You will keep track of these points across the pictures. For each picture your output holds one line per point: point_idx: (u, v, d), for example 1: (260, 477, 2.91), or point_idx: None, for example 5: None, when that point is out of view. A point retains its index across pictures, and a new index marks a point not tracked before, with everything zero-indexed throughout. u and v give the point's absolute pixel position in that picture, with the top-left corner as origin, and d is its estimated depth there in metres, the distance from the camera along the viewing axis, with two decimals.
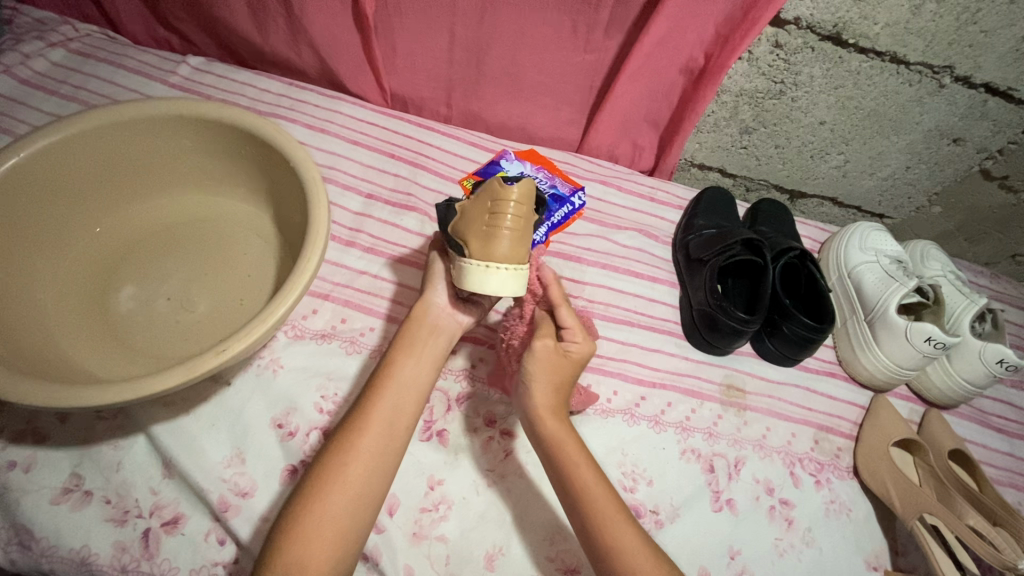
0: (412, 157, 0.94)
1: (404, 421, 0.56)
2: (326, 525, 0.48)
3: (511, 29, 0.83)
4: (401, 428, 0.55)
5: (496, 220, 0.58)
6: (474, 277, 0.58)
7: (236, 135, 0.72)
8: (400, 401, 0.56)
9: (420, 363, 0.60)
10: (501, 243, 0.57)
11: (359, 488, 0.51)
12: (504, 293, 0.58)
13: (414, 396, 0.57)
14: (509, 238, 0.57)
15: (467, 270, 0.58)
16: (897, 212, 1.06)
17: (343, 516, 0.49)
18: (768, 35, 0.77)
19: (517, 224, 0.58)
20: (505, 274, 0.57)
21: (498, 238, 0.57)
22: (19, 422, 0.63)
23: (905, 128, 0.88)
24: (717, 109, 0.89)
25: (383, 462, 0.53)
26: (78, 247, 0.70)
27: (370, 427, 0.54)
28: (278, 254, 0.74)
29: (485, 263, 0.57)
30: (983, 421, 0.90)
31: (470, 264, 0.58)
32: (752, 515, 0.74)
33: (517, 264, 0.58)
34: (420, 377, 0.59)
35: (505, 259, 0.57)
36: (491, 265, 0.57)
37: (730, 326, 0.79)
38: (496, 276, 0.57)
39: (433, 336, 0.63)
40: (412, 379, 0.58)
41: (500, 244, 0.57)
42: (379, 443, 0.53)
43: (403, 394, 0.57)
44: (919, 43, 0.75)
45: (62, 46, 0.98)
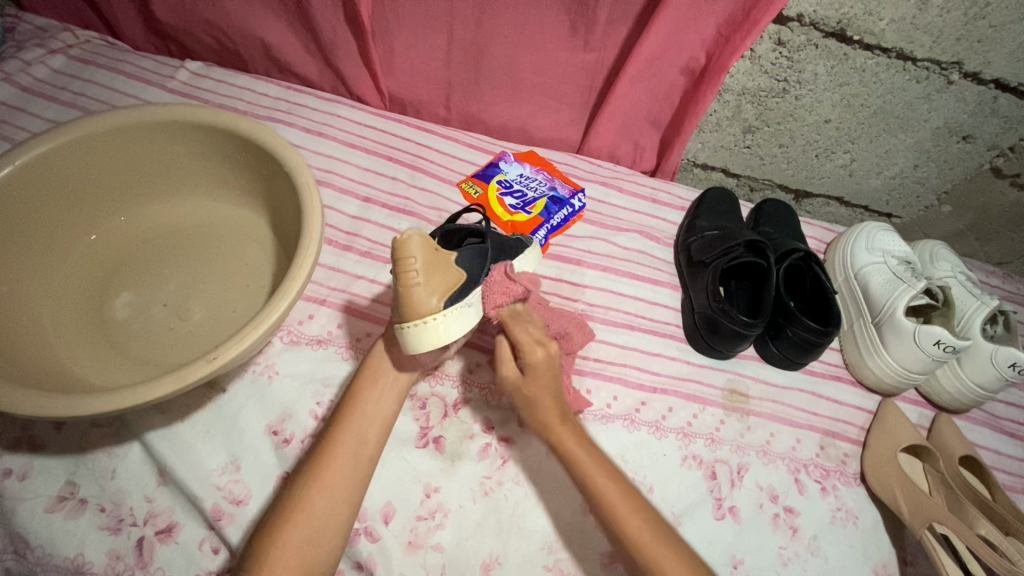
0: (410, 161, 0.93)
1: (365, 451, 0.58)
2: (291, 554, 0.50)
3: (508, 29, 0.82)
4: (363, 457, 0.58)
5: (405, 277, 0.55)
6: (410, 340, 0.57)
7: (230, 139, 0.71)
8: (362, 432, 0.59)
9: (381, 394, 0.62)
10: (418, 298, 0.56)
11: (321, 518, 0.53)
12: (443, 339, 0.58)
13: (375, 424, 0.60)
14: (422, 291, 0.56)
15: (403, 333, 0.57)
16: (905, 211, 1.04)
17: (310, 546, 0.51)
18: (771, 33, 0.76)
19: (428, 273, 0.56)
20: (439, 323, 0.57)
21: (414, 294, 0.56)
22: (15, 430, 0.63)
23: (912, 126, 0.86)
24: (719, 108, 0.88)
25: (345, 493, 0.55)
26: (75, 254, 0.70)
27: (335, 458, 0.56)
28: (274, 259, 0.74)
29: (412, 323, 0.57)
30: (995, 425, 0.88)
31: (403, 327, 0.57)
32: (755, 523, 0.73)
33: (443, 309, 0.57)
34: (380, 407, 0.62)
35: (430, 308, 0.57)
36: (423, 322, 0.56)
37: (732, 329, 0.77)
38: (427, 333, 0.57)
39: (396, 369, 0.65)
40: (374, 410, 0.61)
41: (420, 301, 0.56)
42: (342, 473, 0.56)
43: (365, 423, 0.60)
44: (926, 39, 0.73)
45: (62, 53, 0.98)
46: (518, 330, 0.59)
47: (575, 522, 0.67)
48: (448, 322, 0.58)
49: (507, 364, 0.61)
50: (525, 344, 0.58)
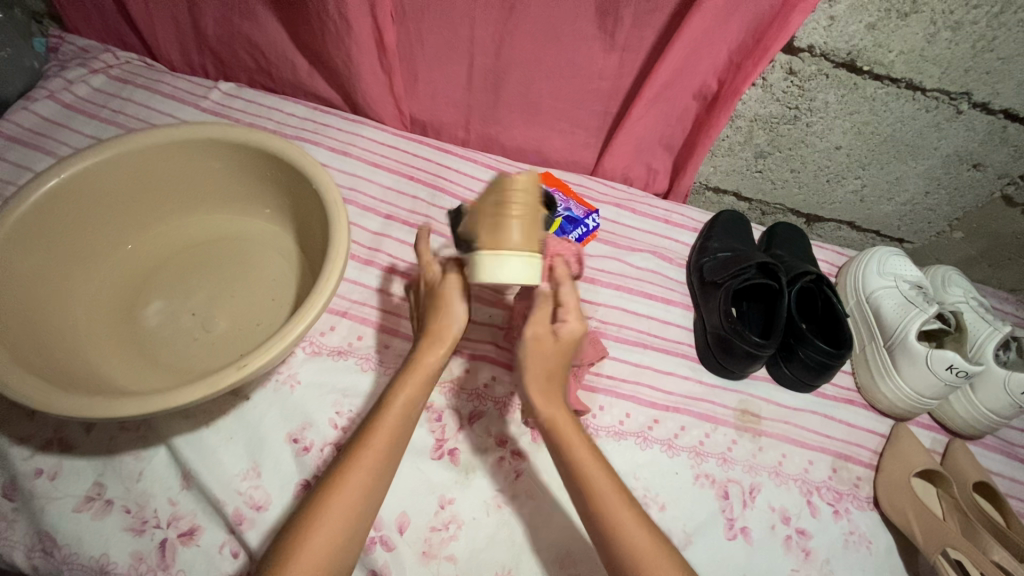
0: (430, 180, 0.96)
1: (396, 453, 0.55)
2: (313, 557, 0.47)
3: (527, 58, 0.86)
4: (392, 459, 0.55)
5: (505, 207, 0.55)
6: (488, 268, 0.55)
7: (263, 157, 0.74)
8: (397, 433, 0.55)
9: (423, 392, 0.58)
10: (512, 230, 0.55)
11: (346, 520, 0.50)
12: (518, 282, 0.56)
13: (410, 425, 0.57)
14: (518, 224, 0.55)
15: (483, 258, 0.55)
16: (917, 237, 1.05)
17: (333, 549, 0.48)
18: (782, 62, 0.78)
19: (525, 211, 0.55)
20: (519, 259, 0.55)
21: (506, 226, 0.55)
22: (48, 431, 0.65)
23: (923, 153, 0.88)
24: (731, 133, 0.90)
25: (371, 497, 0.52)
26: (112, 264, 0.73)
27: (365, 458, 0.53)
28: (299, 272, 0.76)
29: (494, 251, 0.55)
30: (1010, 452, 0.87)
31: (484, 253, 0.55)
32: (768, 545, 0.73)
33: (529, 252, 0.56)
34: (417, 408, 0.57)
35: (523, 243, 0.55)
36: (510, 254, 0.55)
37: (745, 350, 0.78)
38: (509, 268, 0.55)
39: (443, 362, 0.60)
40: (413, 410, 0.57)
41: (514, 228, 0.55)
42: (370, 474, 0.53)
43: (405, 422, 0.56)
44: (935, 70, 0.76)
45: (103, 73, 1.03)
46: (572, 293, 0.60)
47: (587, 538, 0.68)
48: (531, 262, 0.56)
49: (540, 325, 0.60)
50: (571, 314, 0.60)
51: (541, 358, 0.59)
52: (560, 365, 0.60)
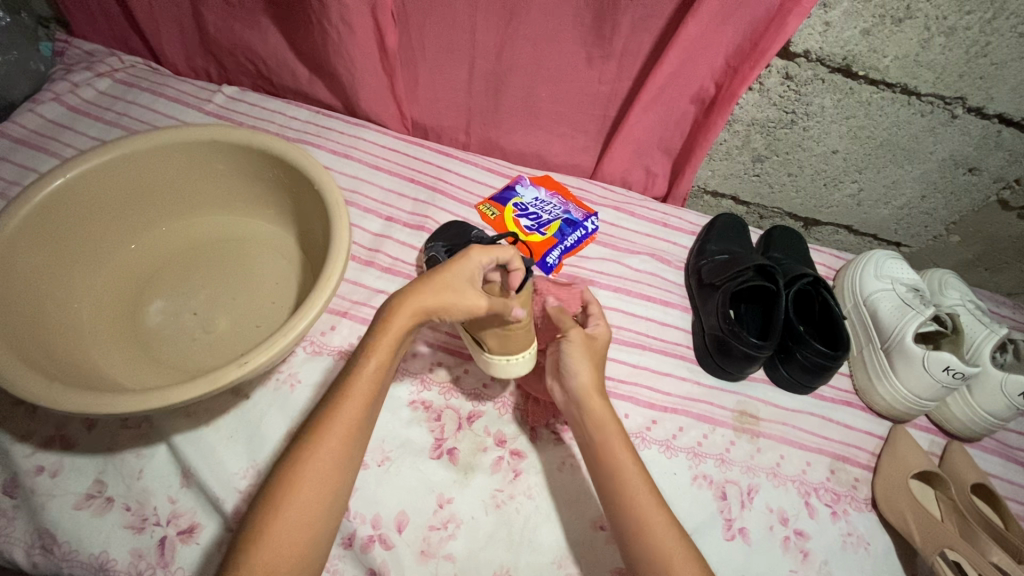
0: (430, 182, 0.97)
1: (369, 421, 0.54)
2: (293, 533, 0.48)
3: (527, 63, 0.87)
4: (365, 427, 0.54)
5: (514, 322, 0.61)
6: (500, 369, 0.65)
7: (265, 158, 0.75)
8: (369, 401, 0.54)
9: (394, 359, 0.55)
10: (518, 340, 0.63)
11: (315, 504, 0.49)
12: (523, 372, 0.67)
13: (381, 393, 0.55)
14: (523, 335, 0.63)
15: (499, 362, 0.65)
16: (913, 240, 1.06)
17: (314, 523, 0.49)
18: (778, 67, 0.80)
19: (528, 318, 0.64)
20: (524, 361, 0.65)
21: (513, 338, 0.63)
22: (49, 428, 0.66)
23: (918, 157, 0.89)
24: (729, 137, 0.91)
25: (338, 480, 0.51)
26: (115, 263, 0.74)
27: (336, 428, 0.51)
28: (300, 273, 0.77)
29: (506, 358, 0.64)
30: (1008, 455, 0.87)
31: (497, 359, 0.65)
32: (765, 545, 0.73)
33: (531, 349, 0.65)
34: (386, 374, 0.55)
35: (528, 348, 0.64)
36: (517, 358, 0.64)
37: (742, 351, 0.79)
38: (519, 368, 0.65)
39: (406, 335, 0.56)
40: (384, 377, 0.55)
41: (519, 340, 0.63)
42: (342, 446, 0.51)
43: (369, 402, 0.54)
44: (930, 75, 0.77)
45: (108, 76, 1.05)
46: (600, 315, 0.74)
47: (586, 538, 0.68)
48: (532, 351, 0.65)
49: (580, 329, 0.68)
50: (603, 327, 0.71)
51: (584, 349, 0.66)
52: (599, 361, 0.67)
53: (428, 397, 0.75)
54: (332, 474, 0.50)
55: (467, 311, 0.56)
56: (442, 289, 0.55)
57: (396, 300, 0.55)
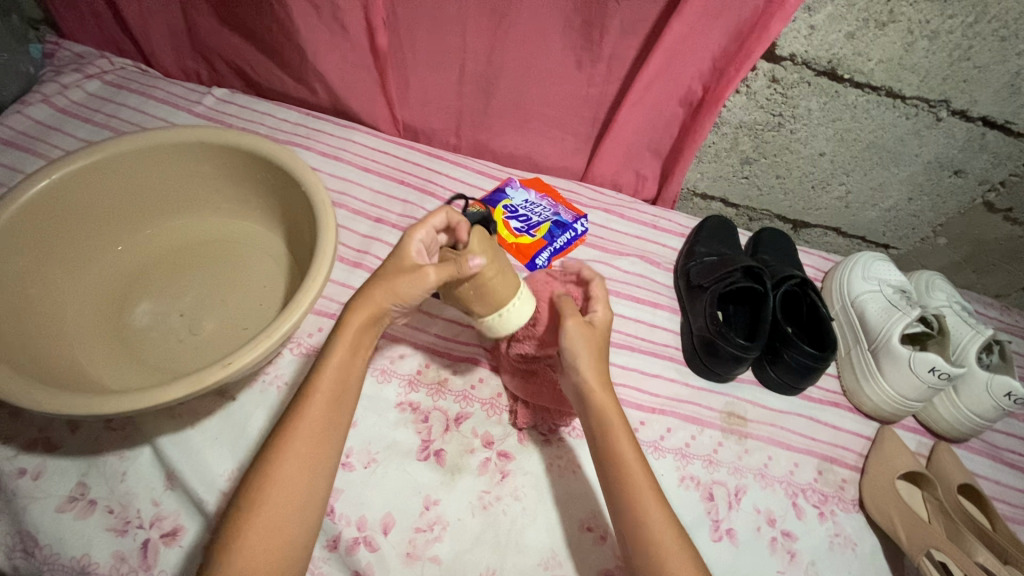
0: (420, 184, 0.97)
1: (340, 419, 0.54)
2: (267, 537, 0.47)
3: (517, 66, 0.87)
4: (337, 426, 0.53)
5: (478, 274, 0.56)
6: (497, 328, 0.60)
7: (253, 159, 0.75)
8: (336, 400, 0.53)
9: (358, 356, 0.55)
10: (495, 288, 0.57)
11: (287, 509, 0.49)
12: (524, 321, 0.60)
13: (350, 391, 0.55)
14: (498, 282, 0.57)
15: (491, 322, 0.59)
16: (901, 242, 1.06)
17: (288, 525, 0.49)
18: (765, 70, 0.80)
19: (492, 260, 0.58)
20: (513, 309, 0.59)
21: (489, 290, 0.57)
22: (32, 431, 0.65)
23: (904, 160, 0.90)
24: (718, 140, 0.92)
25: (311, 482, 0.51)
26: (101, 265, 0.73)
27: (305, 428, 0.51)
28: (287, 274, 0.77)
29: (496, 313, 0.59)
30: (995, 455, 0.88)
31: (485, 319, 0.59)
32: (752, 546, 0.73)
33: (517, 292, 0.59)
34: (353, 373, 0.55)
35: (511, 295, 0.59)
36: (504, 310, 0.58)
37: (730, 352, 0.79)
38: (513, 320, 0.59)
39: (374, 326, 0.57)
40: (350, 374, 0.54)
41: (497, 287, 0.57)
42: (311, 446, 0.51)
43: (338, 402, 0.53)
44: (913, 78, 0.77)
45: (98, 78, 1.05)
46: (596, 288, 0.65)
47: (572, 539, 0.68)
48: (528, 298, 0.60)
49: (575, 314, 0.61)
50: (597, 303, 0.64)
51: (585, 340, 0.60)
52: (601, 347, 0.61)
53: (416, 399, 0.75)
54: (302, 475, 0.50)
55: (417, 293, 0.55)
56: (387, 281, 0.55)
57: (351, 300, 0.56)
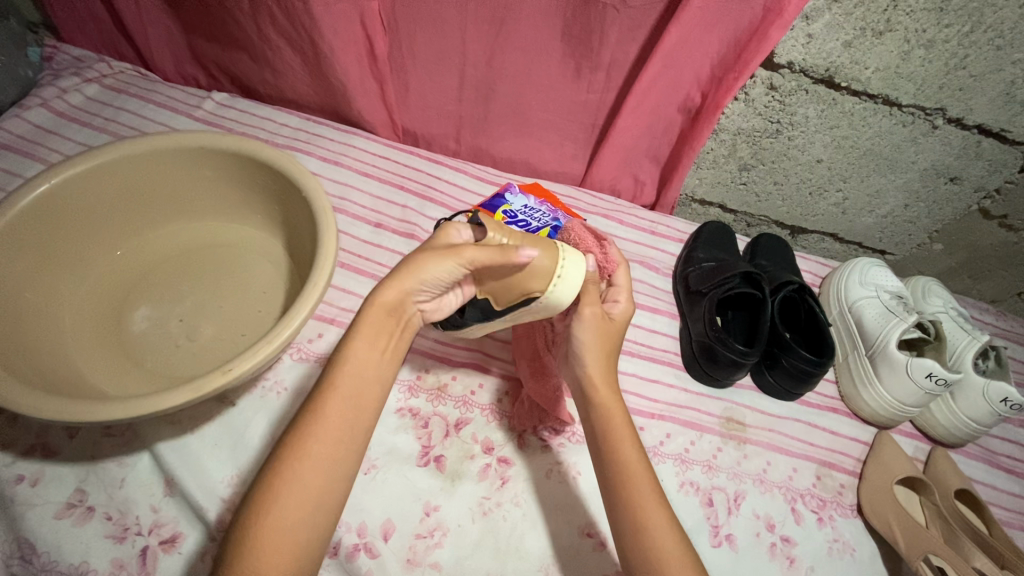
0: (420, 190, 0.98)
1: (361, 416, 0.51)
2: (278, 539, 0.45)
3: (516, 72, 0.88)
4: (358, 423, 0.51)
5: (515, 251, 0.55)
6: (556, 298, 0.57)
7: (254, 164, 0.75)
8: (358, 396, 0.51)
9: (382, 346, 0.54)
10: (539, 257, 0.56)
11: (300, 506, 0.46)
12: (581, 279, 0.58)
13: (373, 386, 0.53)
14: (540, 252, 0.56)
15: (549, 294, 0.57)
16: (898, 248, 1.07)
17: (300, 527, 0.46)
18: (763, 78, 0.81)
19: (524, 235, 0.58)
20: (565, 270, 0.57)
21: (533, 261, 0.56)
22: (30, 437, 0.65)
23: (901, 167, 0.90)
24: (716, 146, 0.92)
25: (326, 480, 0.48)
26: (100, 269, 0.73)
27: (324, 423, 0.49)
28: (287, 279, 0.77)
29: (549, 284, 0.56)
30: (991, 461, 0.88)
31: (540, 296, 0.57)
32: (752, 551, 0.73)
33: (564, 254, 0.57)
34: (377, 366, 0.53)
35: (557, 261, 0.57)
36: (558, 275, 0.57)
37: (729, 358, 0.79)
38: (568, 284, 0.57)
39: (397, 314, 0.55)
40: (372, 368, 0.53)
41: (540, 256, 0.56)
42: (331, 442, 0.49)
43: (359, 395, 0.51)
44: (910, 86, 0.78)
45: (96, 82, 1.04)
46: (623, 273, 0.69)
47: (573, 545, 0.68)
48: (575, 255, 0.58)
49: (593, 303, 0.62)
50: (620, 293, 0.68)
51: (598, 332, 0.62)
52: (614, 340, 0.64)
53: (416, 404, 0.75)
54: (319, 472, 0.47)
55: (455, 268, 0.54)
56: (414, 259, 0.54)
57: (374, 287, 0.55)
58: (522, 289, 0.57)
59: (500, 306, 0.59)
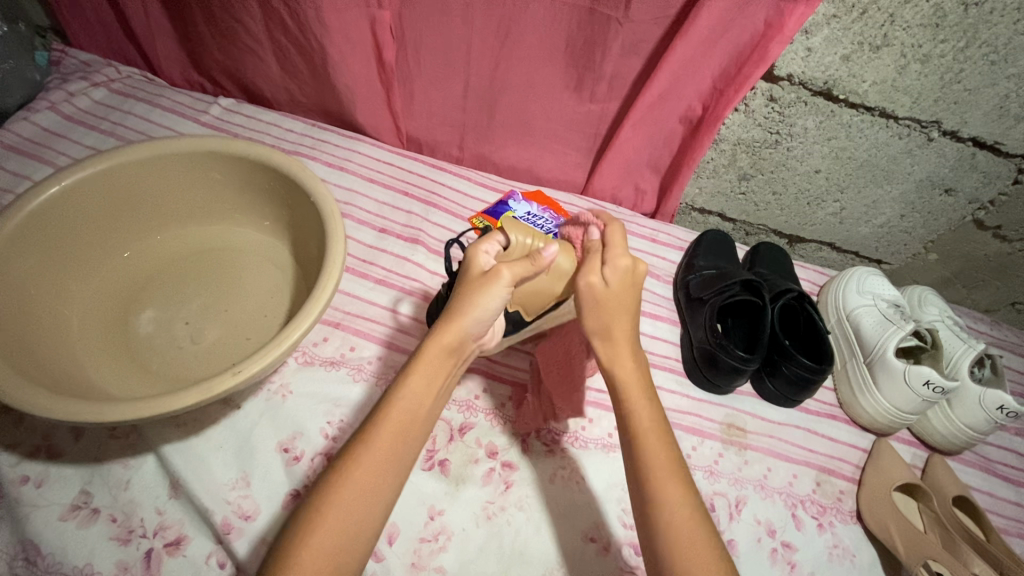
0: (424, 196, 0.98)
1: (411, 448, 0.51)
2: (321, 563, 0.44)
3: (520, 81, 0.89)
4: (406, 455, 0.50)
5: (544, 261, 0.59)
6: None
7: (263, 170, 0.76)
8: (410, 427, 0.51)
9: (433, 386, 0.53)
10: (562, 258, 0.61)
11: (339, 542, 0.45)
12: None
13: (422, 426, 0.52)
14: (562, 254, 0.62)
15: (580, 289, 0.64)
16: (894, 258, 1.09)
17: (341, 553, 0.45)
18: (763, 90, 0.83)
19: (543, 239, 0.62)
20: None
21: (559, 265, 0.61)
22: (36, 438, 0.65)
23: (897, 178, 0.92)
24: (716, 156, 0.94)
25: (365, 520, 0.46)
26: (106, 271, 0.74)
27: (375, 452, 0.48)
28: (293, 283, 0.78)
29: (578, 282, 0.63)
30: (988, 468, 0.89)
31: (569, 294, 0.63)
32: (753, 556, 0.74)
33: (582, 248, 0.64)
34: (425, 406, 0.52)
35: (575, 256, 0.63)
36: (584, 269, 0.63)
37: (729, 364, 0.80)
38: None
39: (455, 355, 0.55)
40: (423, 407, 0.52)
41: (563, 257, 0.61)
42: (376, 479, 0.48)
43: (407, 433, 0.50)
44: (906, 100, 0.80)
45: (104, 86, 1.05)
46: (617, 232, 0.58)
47: (576, 550, 0.68)
48: None
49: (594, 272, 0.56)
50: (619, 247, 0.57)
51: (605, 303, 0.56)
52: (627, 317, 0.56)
53: None
54: (362, 508, 0.46)
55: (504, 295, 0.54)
56: (464, 300, 0.54)
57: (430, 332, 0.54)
58: (554, 295, 0.63)
59: (530, 314, 0.66)
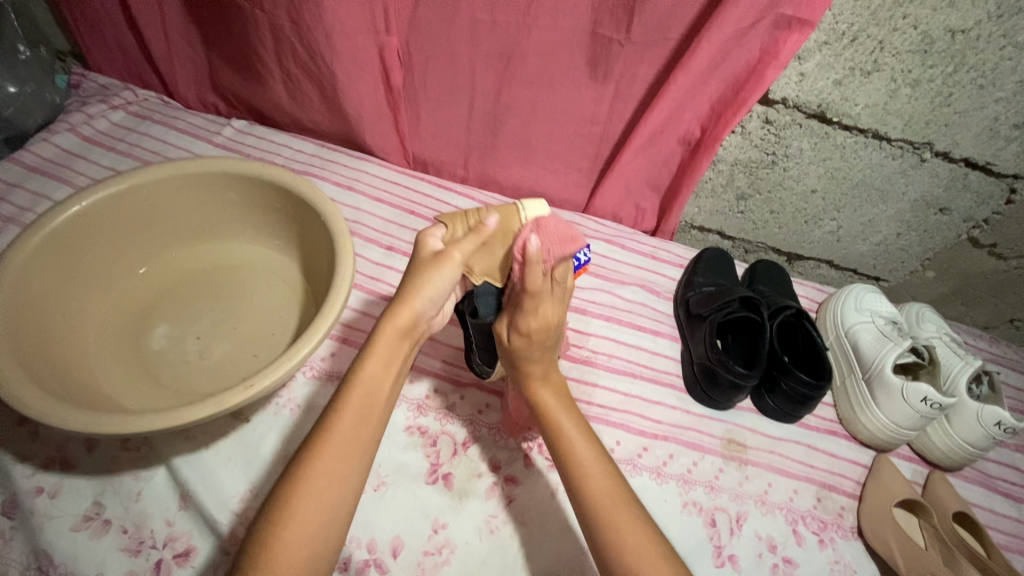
0: (430, 214, 1.01)
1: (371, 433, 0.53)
2: (295, 543, 0.46)
3: (524, 105, 0.92)
4: (366, 440, 0.53)
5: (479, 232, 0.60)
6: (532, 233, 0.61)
7: (276, 191, 0.79)
8: (368, 414, 0.53)
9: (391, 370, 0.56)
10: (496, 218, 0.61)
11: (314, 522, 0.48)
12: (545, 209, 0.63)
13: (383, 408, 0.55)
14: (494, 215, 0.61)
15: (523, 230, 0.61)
16: (891, 275, 1.10)
17: (311, 537, 0.47)
18: (759, 113, 0.85)
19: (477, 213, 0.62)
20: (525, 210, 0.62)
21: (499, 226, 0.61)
22: (51, 450, 0.67)
23: (892, 197, 0.94)
24: (714, 176, 0.97)
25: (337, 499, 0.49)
26: (123, 287, 0.76)
27: (338, 438, 0.51)
28: (302, 300, 0.80)
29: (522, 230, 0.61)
30: (989, 484, 0.90)
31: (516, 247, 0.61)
32: (754, 572, 0.74)
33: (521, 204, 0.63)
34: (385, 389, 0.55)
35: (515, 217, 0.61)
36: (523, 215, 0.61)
37: (729, 379, 0.81)
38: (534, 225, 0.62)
39: (408, 334, 0.58)
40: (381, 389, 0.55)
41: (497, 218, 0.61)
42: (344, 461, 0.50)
43: (370, 416, 0.53)
44: (898, 122, 0.82)
45: (122, 109, 1.09)
46: (541, 301, 0.59)
47: (578, 564, 0.69)
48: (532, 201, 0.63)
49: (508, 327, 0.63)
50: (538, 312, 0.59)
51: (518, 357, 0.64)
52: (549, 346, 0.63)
53: (424, 422, 0.77)
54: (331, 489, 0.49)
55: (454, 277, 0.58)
56: (416, 280, 0.57)
57: (383, 312, 0.57)
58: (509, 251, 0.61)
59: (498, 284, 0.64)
